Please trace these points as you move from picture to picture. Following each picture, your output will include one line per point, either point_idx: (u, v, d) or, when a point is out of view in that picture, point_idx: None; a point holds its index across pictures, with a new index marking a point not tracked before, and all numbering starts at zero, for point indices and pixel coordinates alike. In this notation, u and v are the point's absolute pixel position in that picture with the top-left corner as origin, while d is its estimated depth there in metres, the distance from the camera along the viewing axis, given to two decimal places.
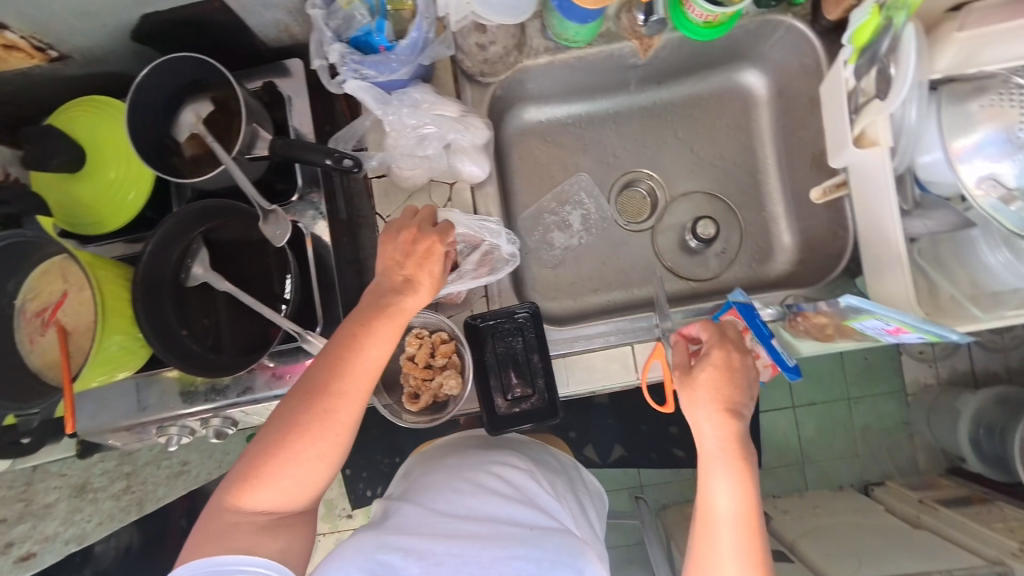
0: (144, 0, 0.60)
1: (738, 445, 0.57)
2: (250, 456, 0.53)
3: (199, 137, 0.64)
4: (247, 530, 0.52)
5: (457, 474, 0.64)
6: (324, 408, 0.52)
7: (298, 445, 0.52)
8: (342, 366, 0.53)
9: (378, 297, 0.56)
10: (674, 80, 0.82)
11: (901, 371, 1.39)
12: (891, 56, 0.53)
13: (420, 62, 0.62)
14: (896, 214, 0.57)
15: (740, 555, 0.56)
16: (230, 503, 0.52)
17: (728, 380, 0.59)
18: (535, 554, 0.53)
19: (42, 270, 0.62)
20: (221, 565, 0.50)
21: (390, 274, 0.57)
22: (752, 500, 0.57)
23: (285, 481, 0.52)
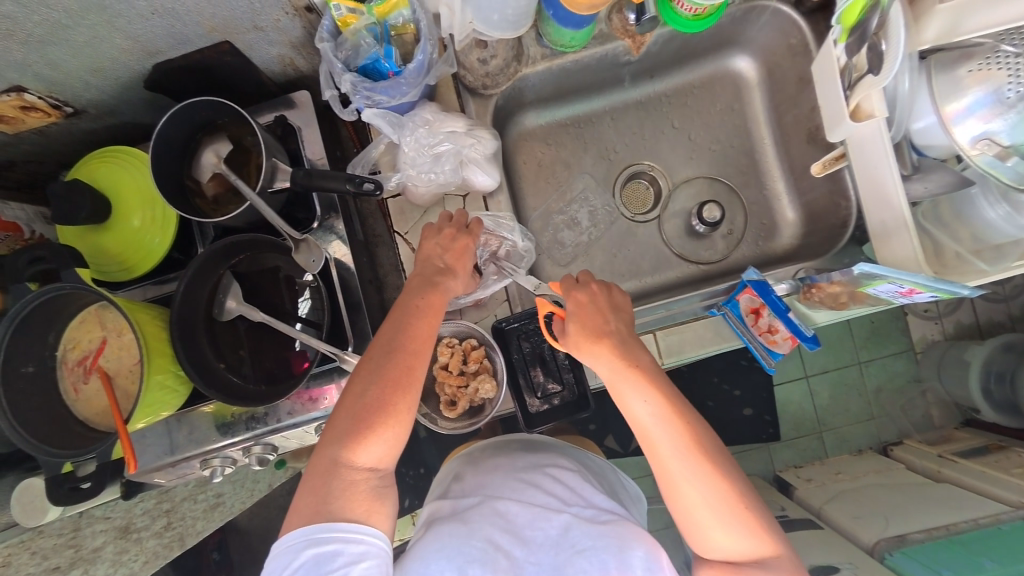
0: (156, 50, 0.63)
1: (629, 361, 0.54)
2: (352, 418, 0.53)
3: (220, 176, 0.66)
4: (363, 491, 0.52)
5: (513, 474, 0.66)
6: (414, 363, 0.55)
7: (401, 400, 0.54)
8: (413, 332, 0.56)
9: (429, 272, 0.61)
10: (666, 72, 0.85)
11: (908, 331, 1.42)
12: (880, 33, 0.55)
13: (426, 82, 0.65)
14: (897, 180, 0.59)
15: (691, 469, 0.51)
16: (341, 462, 0.52)
17: (582, 317, 0.57)
18: (602, 543, 0.55)
19: (79, 319, 0.64)
20: (342, 532, 0.49)
21: (441, 267, 0.62)
22: (671, 407, 0.52)
23: (393, 434, 0.53)
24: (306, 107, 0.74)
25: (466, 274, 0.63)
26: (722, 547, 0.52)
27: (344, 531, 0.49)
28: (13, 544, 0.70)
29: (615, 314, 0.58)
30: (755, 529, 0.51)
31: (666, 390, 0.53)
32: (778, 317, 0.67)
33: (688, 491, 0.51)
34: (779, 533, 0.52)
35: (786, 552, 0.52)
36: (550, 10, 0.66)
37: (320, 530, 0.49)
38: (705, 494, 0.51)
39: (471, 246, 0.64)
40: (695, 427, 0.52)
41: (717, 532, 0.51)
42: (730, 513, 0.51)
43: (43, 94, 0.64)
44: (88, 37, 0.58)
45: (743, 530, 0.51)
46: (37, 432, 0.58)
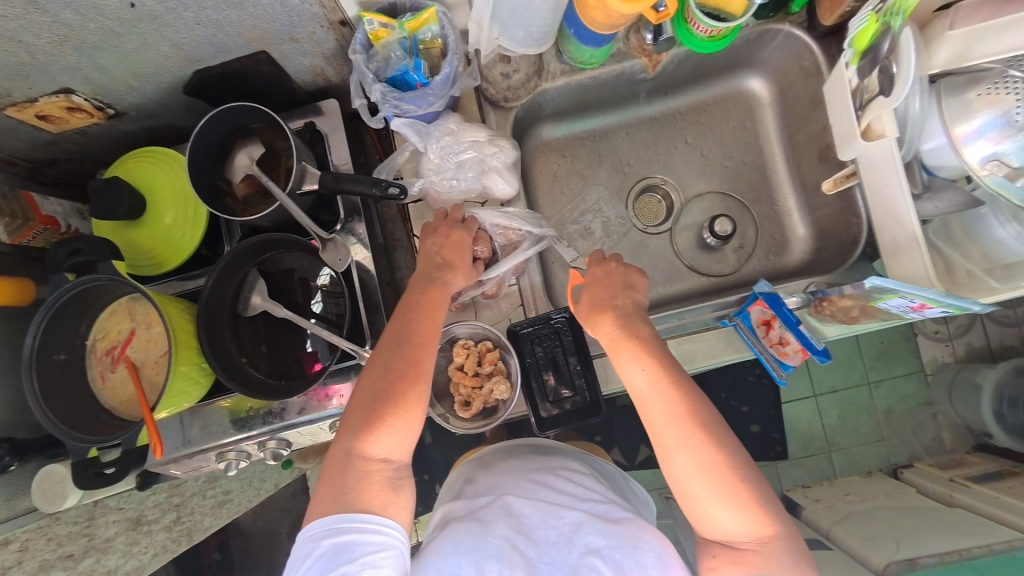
0: (197, 58, 0.67)
1: (628, 333, 0.58)
2: (365, 411, 0.55)
3: (252, 176, 0.69)
4: (377, 482, 0.54)
5: (526, 476, 0.66)
6: (421, 358, 0.58)
7: (409, 392, 0.56)
8: (419, 325, 0.59)
9: (433, 268, 0.63)
10: (680, 89, 0.87)
11: (918, 352, 1.41)
12: (891, 57, 0.57)
13: (451, 94, 0.68)
14: (908, 198, 0.61)
15: (682, 435, 0.54)
16: (354, 454, 0.54)
17: (592, 291, 0.62)
18: (616, 543, 0.56)
19: (110, 311, 0.66)
20: (358, 523, 0.51)
21: (444, 263, 0.64)
22: (666, 376, 0.56)
23: (403, 423, 0.55)
24: (334, 114, 0.77)
25: (466, 270, 0.65)
26: (717, 521, 0.54)
27: (361, 522, 0.51)
28: (30, 530, 0.71)
29: (626, 293, 0.62)
30: (748, 504, 0.53)
31: (663, 360, 0.57)
32: (789, 329, 0.69)
33: (679, 459, 0.54)
34: (778, 515, 0.54)
35: (784, 533, 0.53)
36: (572, 28, 0.68)
37: (338, 521, 0.51)
38: (696, 462, 0.54)
39: (465, 240, 0.66)
40: (689, 398, 0.55)
41: (711, 505, 0.53)
42: (722, 485, 0.53)
43: (89, 96, 0.68)
44: (136, 45, 0.61)
45: (735, 502, 0.53)
46: (64, 418, 0.60)
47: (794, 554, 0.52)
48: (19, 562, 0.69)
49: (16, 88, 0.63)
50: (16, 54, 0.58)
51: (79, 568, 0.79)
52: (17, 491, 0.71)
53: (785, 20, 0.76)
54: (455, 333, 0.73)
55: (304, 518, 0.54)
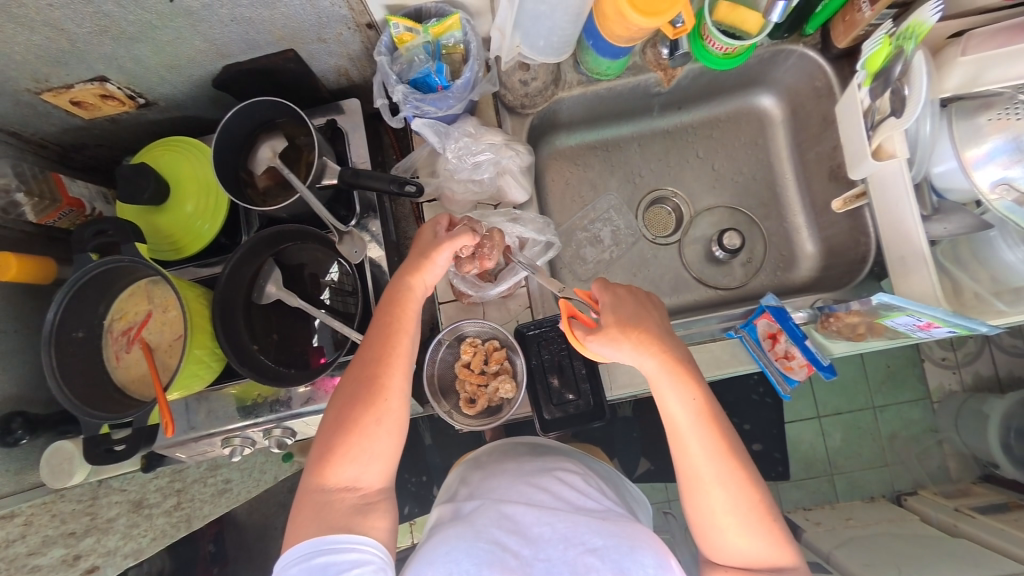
0: (228, 54, 0.70)
1: (676, 359, 0.57)
2: (323, 443, 0.56)
3: (274, 169, 0.72)
4: (342, 508, 0.54)
5: (522, 479, 0.67)
6: (378, 378, 0.57)
7: (362, 415, 0.55)
8: (378, 342, 0.58)
9: (396, 283, 0.61)
10: (694, 104, 0.89)
11: (925, 378, 1.40)
12: (903, 79, 0.58)
13: (471, 97, 0.70)
14: (918, 219, 0.61)
15: (721, 471, 0.55)
16: (315, 484, 0.55)
17: (629, 315, 0.59)
18: (613, 542, 0.56)
19: (129, 292, 0.68)
20: (333, 544, 0.52)
21: (412, 266, 0.61)
22: (709, 409, 0.56)
23: (358, 448, 0.55)
24: (355, 113, 0.79)
25: (435, 243, 0.61)
26: (737, 549, 0.55)
27: (332, 544, 0.52)
28: (35, 504, 0.72)
29: (662, 321, 0.60)
30: (772, 532, 0.55)
31: (702, 390, 0.57)
32: (795, 344, 0.68)
33: (716, 492, 0.55)
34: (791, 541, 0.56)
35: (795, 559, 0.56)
36: (591, 40, 0.70)
37: (310, 547, 0.52)
38: (733, 496, 0.54)
39: (432, 226, 0.64)
40: (726, 429, 0.56)
41: (737, 535, 0.55)
42: (752, 517, 0.54)
43: (122, 85, 0.71)
44: (171, 38, 0.64)
45: (760, 533, 0.54)
46: (79, 394, 0.62)
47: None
48: (23, 536, 0.70)
49: (54, 73, 0.66)
50: (58, 41, 0.61)
51: (79, 546, 0.79)
52: (25, 465, 0.72)
53: (799, 41, 0.77)
54: (463, 331, 0.73)
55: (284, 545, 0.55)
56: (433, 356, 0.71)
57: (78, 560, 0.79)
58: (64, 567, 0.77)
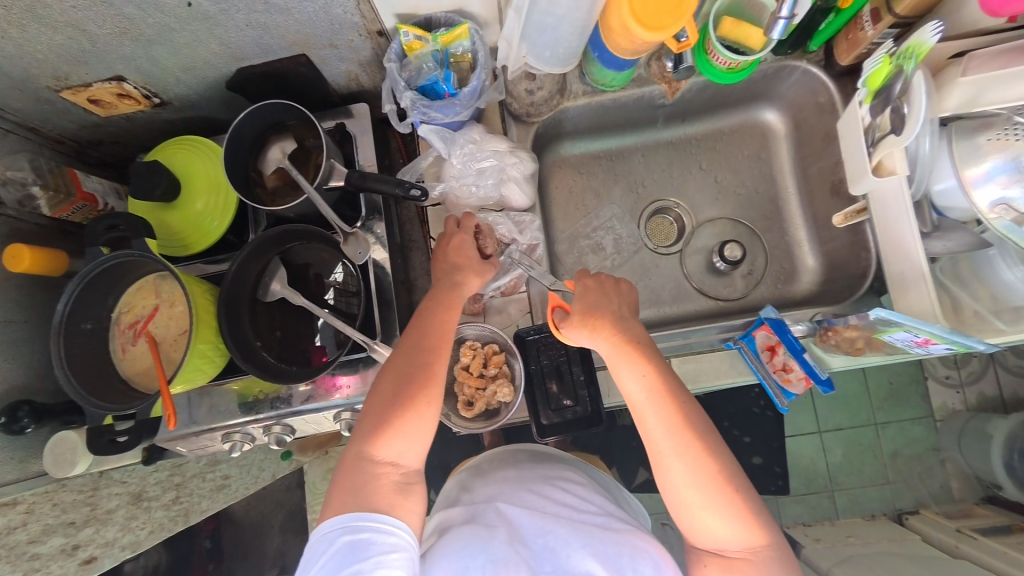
0: (242, 57, 0.72)
1: (627, 338, 0.59)
2: (376, 416, 0.56)
3: (282, 170, 0.73)
4: (386, 484, 0.55)
5: (523, 486, 0.67)
6: (432, 364, 0.59)
7: (416, 396, 0.57)
8: (429, 326, 0.61)
9: (445, 281, 0.65)
10: (698, 117, 0.90)
11: (928, 396, 1.39)
12: (903, 98, 0.59)
13: (477, 105, 0.71)
14: (917, 237, 0.62)
15: (680, 444, 0.54)
16: (367, 454, 0.55)
17: (587, 301, 0.62)
18: (614, 549, 0.56)
19: (137, 286, 0.70)
20: (375, 522, 0.52)
21: (460, 270, 0.65)
22: (663, 383, 0.57)
23: (411, 425, 0.56)
24: (364, 117, 0.81)
25: (483, 265, 0.67)
26: (710, 529, 0.54)
27: (375, 522, 0.52)
28: (38, 493, 0.73)
29: (623, 304, 0.63)
30: (744, 513, 0.53)
31: (656, 366, 0.58)
32: (794, 357, 0.68)
33: (674, 466, 0.55)
34: (769, 523, 0.54)
35: (774, 543, 0.54)
36: (597, 52, 0.71)
37: (353, 519, 0.52)
38: (694, 471, 0.54)
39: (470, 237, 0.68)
40: (684, 402, 0.56)
41: (705, 513, 0.54)
42: (718, 494, 0.53)
43: (139, 85, 0.73)
44: (189, 40, 0.66)
45: (732, 511, 0.53)
46: (85, 385, 0.64)
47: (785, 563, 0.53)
48: (24, 524, 0.71)
49: (74, 72, 0.68)
50: (79, 42, 0.63)
51: (79, 536, 0.80)
52: (29, 454, 0.73)
53: (802, 58, 0.78)
54: (464, 333, 0.74)
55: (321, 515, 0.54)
56: None
57: (76, 550, 0.79)
58: (63, 556, 0.77)
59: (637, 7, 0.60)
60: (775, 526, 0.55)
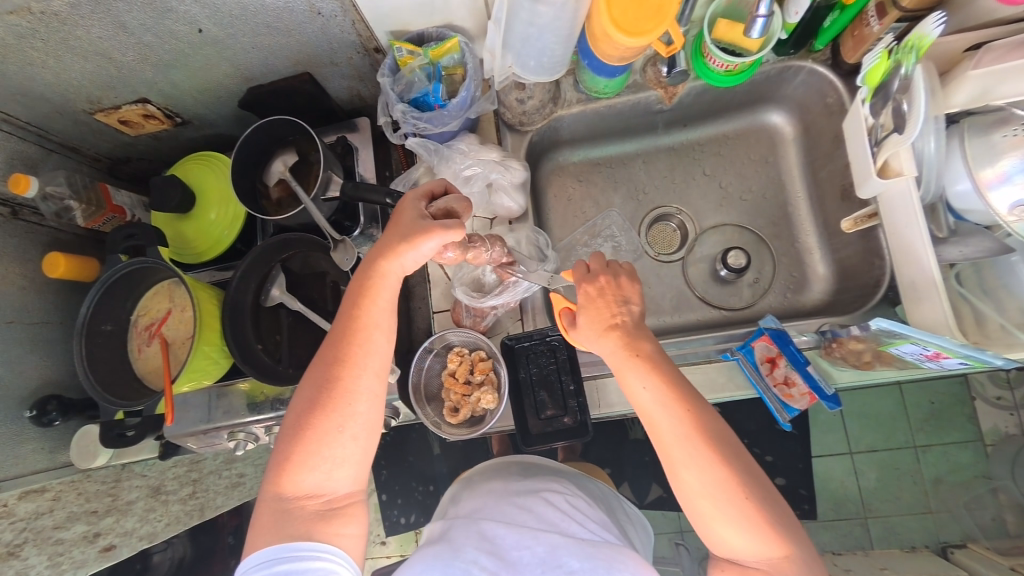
0: (251, 78, 0.77)
1: (630, 348, 0.55)
2: (280, 450, 0.54)
3: (286, 182, 0.78)
4: (304, 515, 0.53)
5: (507, 500, 0.65)
6: (338, 379, 0.54)
7: (318, 421, 0.53)
8: (339, 343, 0.56)
9: (363, 269, 0.58)
10: (700, 122, 0.88)
11: (976, 418, 1.28)
12: (903, 95, 0.56)
13: (468, 115, 0.73)
14: (928, 241, 0.57)
15: (690, 455, 0.52)
16: (274, 491, 0.54)
17: (591, 310, 0.58)
18: (589, 565, 0.54)
19: (153, 291, 0.76)
20: (294, 551, 0.51)
21: (385, 248, 0.57)
22: (673, 395, 0.53)
23: (317, 458, 0.53)
24: (365, 131, 0.84)
25: (422, 228, 0.56)
26: (725, 540, 0.52)
27: (294, 550, 0.51)
28: (64, 481, 0.79)
29: (625, 299, 0.59)
30: (760, 525, 0.50)
31: (669, 375, 0.54)
32: (796, 369, 0.64)
33: (686, 477, 0.52)
34: (758, 484, 0.51)
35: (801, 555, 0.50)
36: (586, 60, 0.71)
37: (271, 553, 0.51)
38: (706, 481, 0.51)
39: (412, 206, 0.59)
40: (701, 413, 0.53)
41: (718, 523, 0.51)
42: (734, 506, 0.50)
43: (161, 106, 0.80)
44: (203, 64, 0.72)
45: (747, 523, 0.50)
46: (102, 382, 0.69)
47: (809, 563, 0.50)
48: (51, 510, 0.77)
49: (105, 96, 0.76)
50: (108, 68, 0.70)
51: (100, 524, 0.84)
52: (59, 445, 0.80)
53: (807, 57, 0.76)
54: (451, 340, 0.75)
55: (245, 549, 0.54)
56: (420, 364, 0.73)
57: (97, 537, 0.84)
58: (84, 543, 0.82)
59: (617, 15, 0.60)
60: (797, 534, 0.51)
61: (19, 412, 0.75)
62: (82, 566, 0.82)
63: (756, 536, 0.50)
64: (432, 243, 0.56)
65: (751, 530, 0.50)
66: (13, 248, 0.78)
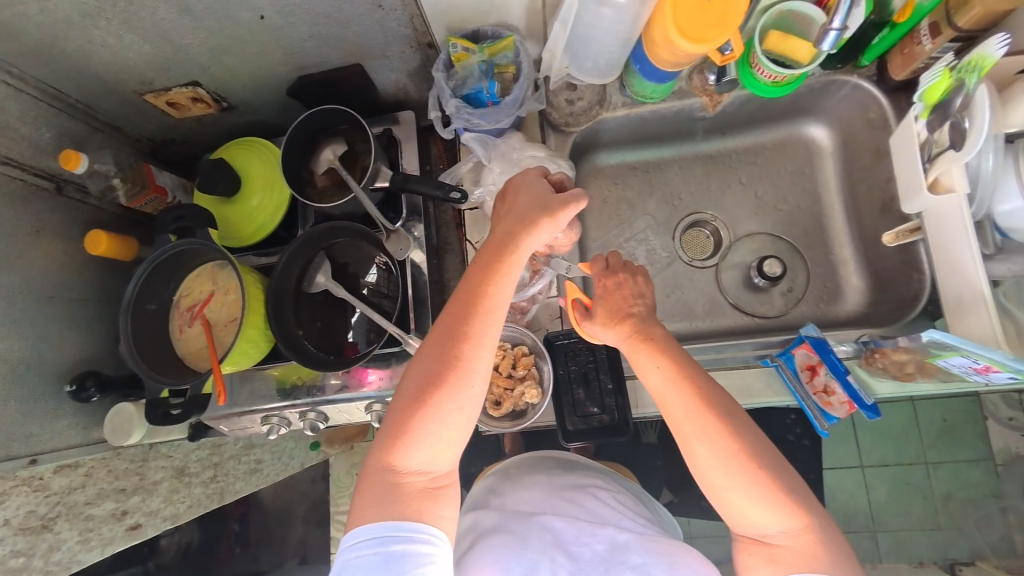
0: (302, 66, 0.78)
1: (639, 332, 0.59)
2: (394, 422, 0.53)
3: (333, 170, 0.78)
4: (414, 491, 0.52)
5: (556, 493, 0.67)
6: (461, 355, 0.53)
7: (440, 396, 0.52)
8: (465, 315, 0.54)
9: (496, 240, 0.58)
10: (738, 130, 0.89)
11: (987, 437, 1.29)
12: (963, 112, 0.57)
13: (518, 113, 0.75)
14: (976, 256, 0.59)
15: (701, 428, 0.53)
16: (387, 463, 0.52)
17: (608, 302, 0.62)
18: (653, 560, 0.56)
19: (196, 273, 0.76)
20: (406, 532, 0.49)
21: (523, 222, 0.58)
22: (681, 373, 0.55)
23: (434, 434, 0.52)
24: (409, 124, 0.85)
25: (556, 208, 0.58)
26: (746, 515, 0.52)
27: (408, 532, 0.49)
28: (96, 458, 0.79)
29: (637, 290, 0.62)
30: (776, 496, 0.51)
31: (676, 355, 0.56)
32: (837, 378, 0.65)
33: (700, 451, 0.53)
34: (770, 455, 0.52)
35: (820, 526, 0.51)
36: (638, 65, 0.72)
37: (384, 530, 0.49)
38: (718, 453, 0.52)
39: (536, 180, 0.62)
40: (710, 389, 0.55)
41: (735, 496, 0.52)
42: (746, 477, 0.51)
43: (210, 90, 0.81)
44: (258, 50, 0.72)
45: (763, 493, 0.51)
46: (146, 360, 0.69)
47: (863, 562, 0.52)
48: (83, 486, 0.77)
49: (157, 77, 0.76)
50: (165, 50, 0.71)
51: (128, 503, 0.85)
52: (92, 421, 0.80)
53: (853, 72, 0.77)
54: None
55: (347, 521, 0.52)
56: None
57: (124, 515, 0.84)
58: (112, 520, 0.82)
59: (682, 20, 0.61)
60: (815, 505, 0.52)
61: (57, 387, 0.75)
62: (109, 543, 0.82)
63: (771, 505, 0.51)
64: (568, 216, 0.59)
65: (766, 500, 0.51)
66: (56, 224, 0.78)
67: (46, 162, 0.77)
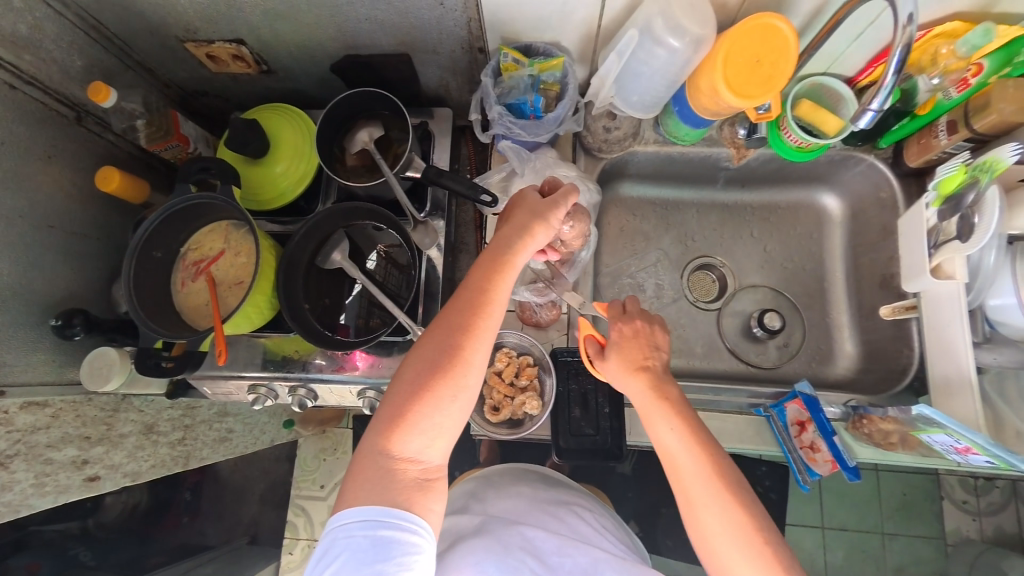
0: (351, 46, 0.79)
1: (659, 391, 0.59)
2: (393, 407, 0.53)
3: (365, 152, 0.79)
4: (406, 480, 0.51)
5: (540, 506, 0.69)
6: (460, 348, 0.54)
7: (438, 385, 0.52)
8: (463, 310, 0.55)
9: (498, 243, 0.59)
10: (756, 186, 0.92)
11: (942, 517, 1.33)
12: (973, 208, 0.61)
13: (557, 131, 0.77)
14: (967, 342, 0.62)
15: (710, 494, 0.54)
16: (381, 448, 0.52)
17: (623, 348, 0.63)
18: None
19: (210, 228, 0.75)
20: (398, 519, 0.49)
21: (519, 230, 0.59)
22: (697, 438, 0.56)
23: (428, 422, 0.52)
24: (444, 120, 0.87)
25: (545, 215, 0.61)
26: None
27: (399, 519, 0.49)
28: (67, 400, 0.75)
29: (656, 344, 0.64)
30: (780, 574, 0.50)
31: (694, 421, 0.57)
32: (823, 437, 0.67)
33: (706, 518, 0.54)
34: (772, 526, 0.53)
35: None
36: (677, 107, 0.75)
37: (374, 514, 0.49)
38: (725, 522, 0.53)
39: (531, 189, 0.64)
40: (721, 459, 0.55)
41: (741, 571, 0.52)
42: (754, 551, 0.51)
43: (254, 51, 0.81)
44: (311, 23, 0.73)
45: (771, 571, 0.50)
46: (143, 308, 0.67)
47: None
48: (48, 427, 0.73)
49: (204, 29, 0.76)
50: (219, 5, 0.71)
51: (90, 453, 0.81)
52: (69, 360, 0.77)
53: (870, 151, 0.81)
54: (503, 340, 0.78)
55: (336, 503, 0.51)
56: None
57: (85, 465, 0.80)
58: (71, 468, 0.78)
59: (729, 74, 0.65)
60: None
61: (40, 320, 0.73)
62: (64, 491, 0.78)
63: None
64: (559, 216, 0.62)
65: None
66: (70, 154, 0.77)
67: (73, 90, 0.76)
